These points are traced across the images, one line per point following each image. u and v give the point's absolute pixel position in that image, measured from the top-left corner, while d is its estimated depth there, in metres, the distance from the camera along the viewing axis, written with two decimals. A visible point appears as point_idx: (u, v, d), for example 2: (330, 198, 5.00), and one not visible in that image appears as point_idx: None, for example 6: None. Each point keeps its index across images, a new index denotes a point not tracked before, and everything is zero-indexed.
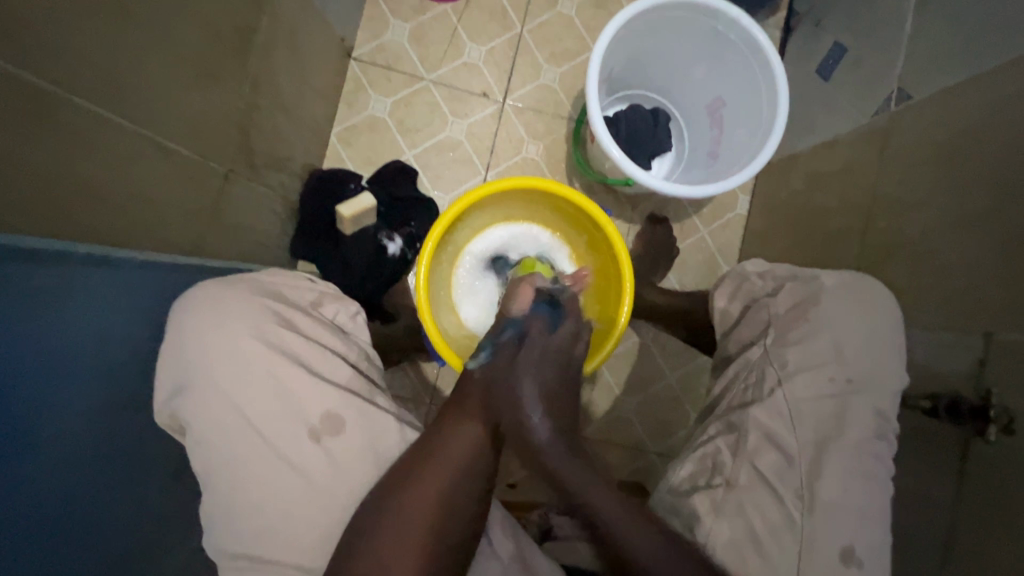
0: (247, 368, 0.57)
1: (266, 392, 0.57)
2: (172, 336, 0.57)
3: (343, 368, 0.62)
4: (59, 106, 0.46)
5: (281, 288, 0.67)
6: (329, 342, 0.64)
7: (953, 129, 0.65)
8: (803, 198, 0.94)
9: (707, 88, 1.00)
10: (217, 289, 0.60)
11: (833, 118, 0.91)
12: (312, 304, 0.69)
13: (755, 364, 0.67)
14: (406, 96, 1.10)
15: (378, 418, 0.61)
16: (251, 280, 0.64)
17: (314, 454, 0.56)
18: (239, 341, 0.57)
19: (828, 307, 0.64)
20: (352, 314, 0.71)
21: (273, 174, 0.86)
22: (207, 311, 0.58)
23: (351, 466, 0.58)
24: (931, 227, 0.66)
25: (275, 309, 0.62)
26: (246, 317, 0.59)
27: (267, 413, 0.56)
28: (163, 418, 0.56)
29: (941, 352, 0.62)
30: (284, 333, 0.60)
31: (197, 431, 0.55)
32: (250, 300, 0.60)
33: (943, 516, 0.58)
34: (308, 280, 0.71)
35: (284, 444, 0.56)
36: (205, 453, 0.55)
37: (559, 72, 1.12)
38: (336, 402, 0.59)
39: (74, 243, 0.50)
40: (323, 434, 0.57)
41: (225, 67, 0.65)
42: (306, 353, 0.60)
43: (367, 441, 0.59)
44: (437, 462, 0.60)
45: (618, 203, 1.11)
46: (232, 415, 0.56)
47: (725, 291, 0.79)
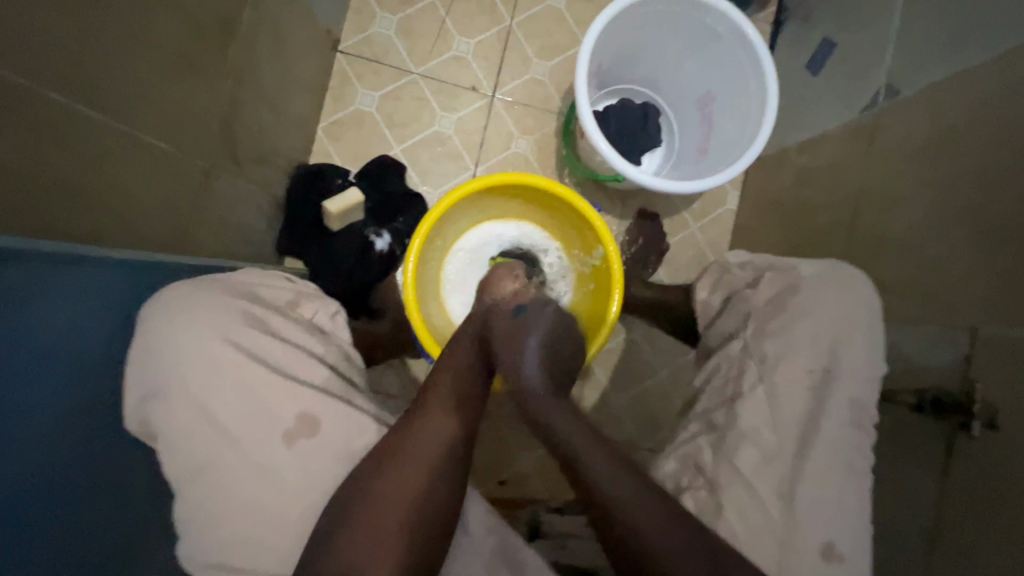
0: (214, 369, 0.55)
1: (236, 396, 0.55)
2: (140, 339, 0.55)
3: (319, 368, 0.60)
4: (32, 101, 0.44)
5: (256, 288, 0.65)
6: (305, 343, 0.62)
7: (941, 124, 0.65)
8: (791, 194, 0.94)
9: (695, 82, 1.00)
10: (189, 290, 0.58)
11: (822, 114, 0.91)
12: (288, 303, 0.67)
13: (736, 358, 0.66)
14: (393, 90, 1.08)
15: (357, 417, 0.58)
16: (225, 281, 0.63)
17: (289, 458, 0.54)
18: (209, 343, 0.55)
19: (807, 297, 0.64)
20: (331, 313, 0.70)
21: (257, 169, 0.85)
22: (179, 313, 0.56)
23: (326, 470, 0.55)
24: (917, 222, 0.66)
25: (249, 310, 0.60)
26: (217, 318, 0.57)
27: (240, 416, 0.54)
28: (134, 424, 0.54)
29: (928, 348, 0.63)
30: (257, 335, 0.58)
31: (169, 438, 0.53)
32: (221, 299, 0.59)
33: (928, 510, 0.58)
34: (285, 279, 0.70)
35: (256, 450, 0.54)
36: (178, 461, 0.53)
37: (548, 65, 1.11)
38: (312, 402, 0.56)
39: (47, 239, 0.48)
40: (298, 436, 0.55)
41: (206, 60, 0.63)
42: (277, 353, 0.58)
43: (344, 443, 0.57)
44: (409, 455, 0.57)
45: (608, 198, 1.10)
46: (202, 422, 0.54)
47: (705, 283, 0.79)
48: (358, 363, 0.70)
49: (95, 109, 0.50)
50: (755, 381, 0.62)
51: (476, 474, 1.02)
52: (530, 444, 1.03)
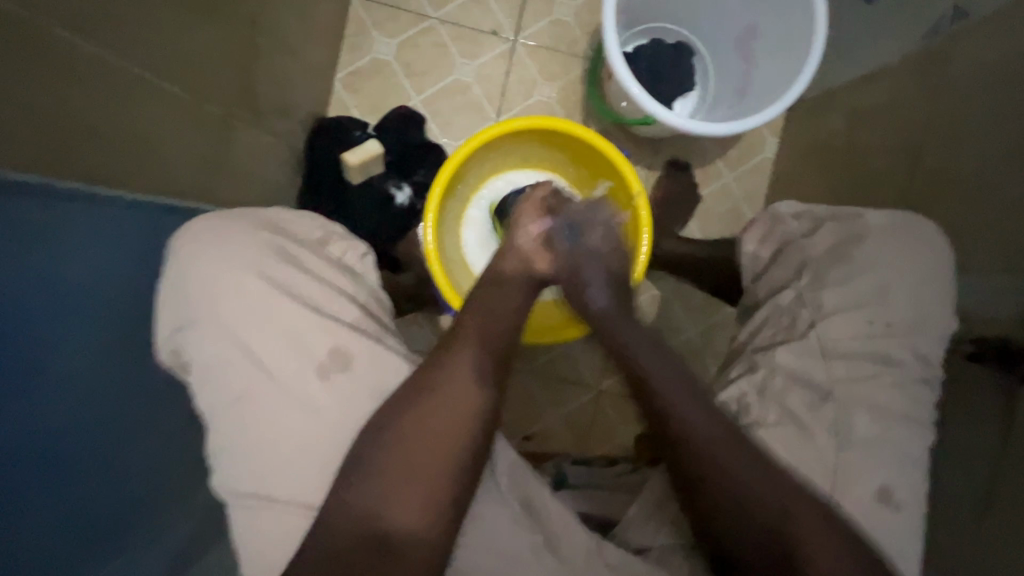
0: (246, 302, 0.55)
1: (269, 330, 0.54)
2: (175, 267, 0.55)
3: (351, 306, 0.58)
4: (40, 39, 0.42)
5: (286, 224, 0.63)
6: (338, 281, 0.61)
7: (1017, 47, 0.58)
8: (839, 137, 0.87)
9: (736, 17, 0.92)
10: (216, 224, 0.57)
11: (878, 47, 0.83)
12: (320, 241, 0.65)
13: (788, 308, 0.60)
14: (411, 36, 1.03)
15: (389, 357, 0.57)
16: (256, 214, 0.61)
17: (322, 393, 0.54)
18: (241, 274, 0.55)
19: (871, 249, 0.58)
20: (362, 255, 0.67)
21: (275, 120, 0.82)
22: (208, 245, 0.56)
23: (360, 404, 0.55)
24: (985, 160, 0.60)
25: (280, 245, 0.59)
26: (249, 251, 0.56)
27: (273, 349, 0.54)
28: (168, 353, 0.55)
29: (992, 297, 0.58)
30: (289, 270, 0.57)
31: (207, 367, 0.54)
32: (250, 232, 0.58)
33: (983, 466, 0.55)
34: (319, 217, 0.67)
35: (291, 382, 0.54)
36: (218, 389, 0.53)
37: (574, 5, 1.04)
38: (344, 338, 0.56)
39: (55, 178, 0.47)
40: (332, 370, 0.55)
41: (222, 2, 0.60)
42: (309, 289, 0.57)
43: (376, 379, 0.56)
44: (425, 400, 0.55)
45: (638, 148, 1.05)
46: (237, 352, 0.54)
47: (753, 234, 0.68)
48: (389, 305, 0.68)
49: (105, 50, 0.48)
50: (808, 331, 0.57)
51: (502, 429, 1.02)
52: (557, 400, 1.03)
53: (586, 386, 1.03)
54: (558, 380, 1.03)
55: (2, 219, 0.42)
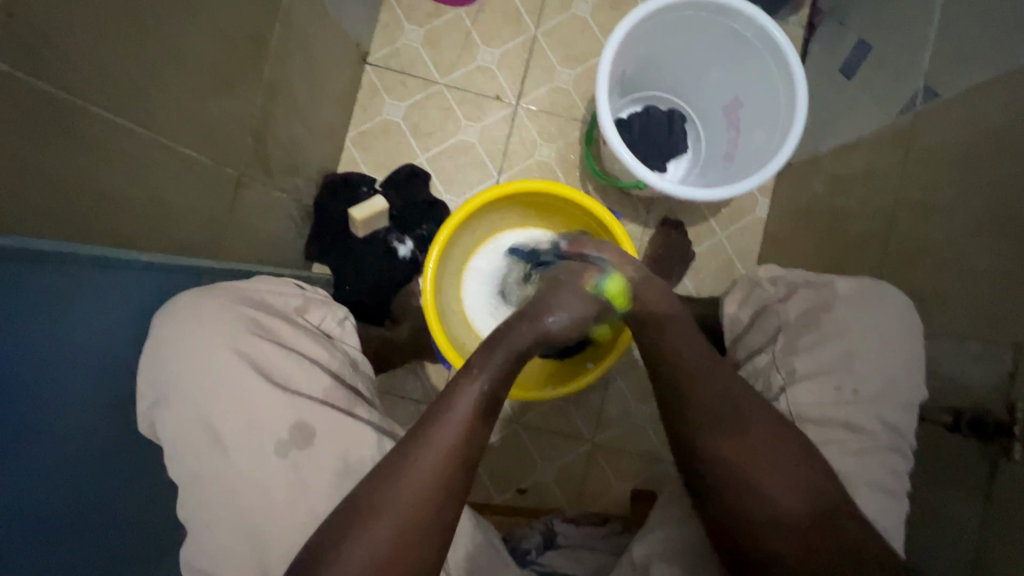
0: (219, 378, 0.56)
1: (237, 407, 0.55)
2: (149, 348, 0.56)
3: (320, 378, 0.61)
4: (69, 114, 0.46)
5: (265, 296, 0.66)
6: (311, 350, 0.64)
7: (982, 128, 0.62)
8: (824, 200, 0.91)
9: (723, 89, 0.98)
10: (197, 299, 0.59)
11: (858, 117, 0.87)
12: (297, 309, 0.69)
13: (762, 371, 0.63)
14: (419, 100, 1.10)
15: (353, 431, 0.59)
16: (235, 288, 0.64)
17: (281, 469, 0.55)
18: (214, 348, 0.56)
19: (840, 316, 0.60)
20: (339, 319, 0.72)
21: (287, 178, 0.88)
22: (182, 322, 0.57)
23: (321, 481, 0.55)
24: (957, 231, 0.63)
25: (256, 319, 0.61)
26: (222, 324, 0.58)
27: (240, 425, 0.55)
28: (146, 426, 0.55)
29: (968, 365, 0.59)
30: (260, 343, 0.59)
31: (175, 444, 0.54)
32: (228, 307, 0.60)
33: (969, 540, 0.54)
34: (295, 286, 0.72)
35: (249, 461, 0.54)
36: (183, 463, 0.54)
37: (572, 74, 1.11)
38: (308, 413, 0.57)
39: (84, 245, 0.51)
40: (292, 447, 0.56)
41: (236, 74, 0.66)
42: (281, 363, 0.59)
43: (339, 455, 0.57)
44: (400, 476, 0.52)
45: (632, 206, 1.09)
46: (204, 429, 0.54)
47: (733, 297, 0.72)
48: (363, 369, 0.71)
49: (129, 122, 0.53)
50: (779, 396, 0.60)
51: (495, 481, 1.02)
52: (550, 454, 1.02)
53: (579, 440, 1.03)
54: (552, 432, 1.03)
55: (30, 287, 0.45)
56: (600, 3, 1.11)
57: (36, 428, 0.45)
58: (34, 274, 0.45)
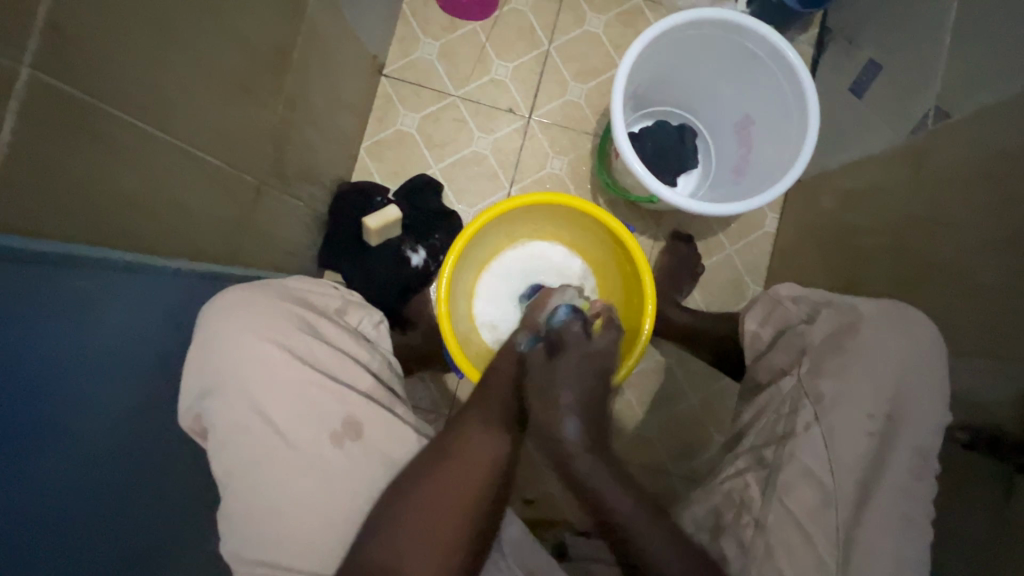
0: (268, 369, 0.56)
1: (285, 399, 0.56)
2: (202, 339, 0.57)
3: (365, 375, 0.62)
4: (103, 120, 0.47)
5: (309, 295, 0.68)
6: (352, 349, 0.64)
7: (994, 148, 0.63)
8: (834, 217, 0.91)
9: (734, 105, 0.99)
10: (246, 293, 0.61)
11: (868, 135, 0.88)
12: (337, 310, 0.70)
13: (788, 394, 0.64)
14: (434, 111, 1.12)
15: (399, 427, 0.60)
16: (279, 285, 0.65)
17: (336, 457, 0.55)
18: (264, 341, 0.57)
19: (868, 338, 0.60)
20: (375, 322, 0.73)
21: (303, 186, 0.89)
22: (237, 314, 0.58)
23: (369, 474, 0.56)
24: (970, 249, 0.63)
25: (302, 316, 0.62)
26: (274, 318, 0.59)
27: (289, 417, 0.55)
28: (188, 419, 0.57)
29: (982, 382, 0.59)
30: (309, 338, 0.60)
31: (226, 434, 0.54)
32: (277, 302, 0.61)
33: (984, 560, 0.54)
34: (332, 287, 0.73)
35: (305, 450, 0.55)
36: (234, 453, 0.54)
37: (584, 88, 1.13)
38: (357, 407, 0.58)
39: (115, 250, 0.52)
40: (345, 438, 0.56)
41: (259, 84, 0.67)
42: (327, 358, 0.60)
43: (386, 450, 0.58)
44: (450, 463, 0.57)
45: (642, 218, 1.10)
46: (257, 419, 0.55)
47: (756, 315, 0.75)
48: (399, 371, 0.72)
49: (160, 129, 0.54)
50: (810, 423, 0.59)
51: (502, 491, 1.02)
52: None
53: None
54: None
55: (59, 288, 0.46)
56: (613, 19, 1.13)
57: (62, 429, 0.45)
58: (65, 277, 0.46)
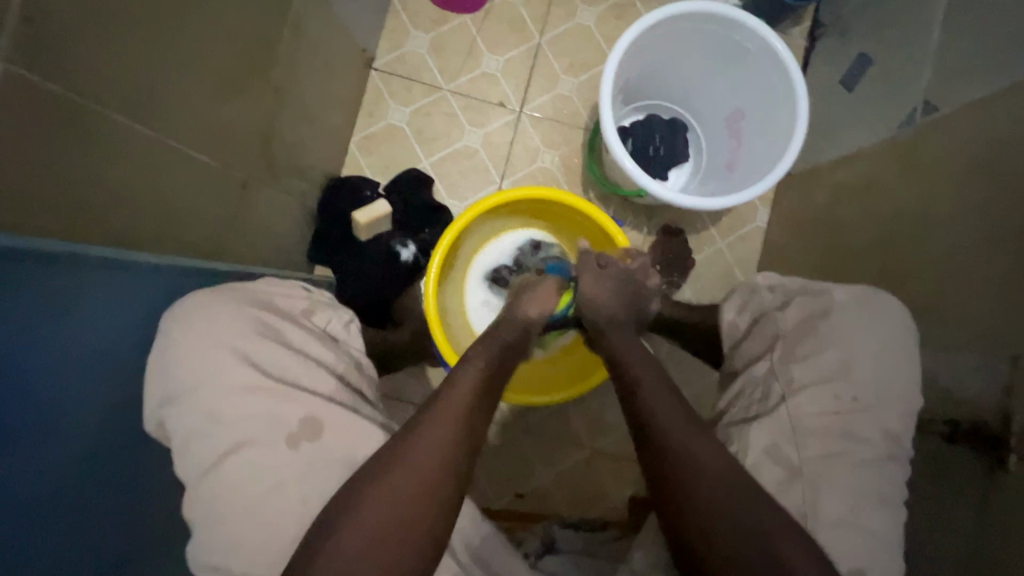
0: (227, 374, 0.56)
1: (244, 403, 0.56)
2: (161, 344, 0.57)
3: (327, 378, 0.61)
4: (82, 115, 0.47)
5: (273, 298, 0.67)
6: (318, 352, 0.64)
7: (981, 142, 0.63)
8: (824, 211, 0.92)
9: (725, 99, 0.99)
10: (208, 298, 0.60)
11: (859, 130, 0.88)
12: (304, 311, 0.69)
13: (761, 380, 0.63)
14: (424, 105, 1.11)
15: (365, 428, 0.59)
16: (243, 289, 0.65)
17: (292, 467, 0.55)
18: (223, 347, 0.57)
19: (839, 324, 0.61)
20: (344, 322, 0.72)
21: (292, 181, 0.88)
22: (192, 317, 0.58)
23: (327, 476, 0.56)
24: (956, 243, 0.64)
25: (264, 320, 0.62)
26: (233, 323, 0.59)
27: (247, 423, 0.55)
28: (152, 425, 0.55)
29: (964, 376, 0.59)
30: (267, 342, 0.60)
31: (187, 441, 0.55)
32: (238, 306, 0.61)
33: (962, 551, 0.55)
34: (302, 290, 0.72)
35: (262, 457, 0.55)
36: (194, 460, 0.55)
37: (575, 82, 1.12)
38: (317, 410, 0.58)
39: (92, 246, 0.51)
40: (302, 439, 0.56)
41: (245, 78, 0.67)
42: (289, 361, 0.60)
43: (345, 452, 0.57)
44: (410, 455, 0.55)
45: (632, 213, 1.10)
46: (215, 427, 0.55)
47: (732, 304, 0.73)
48: (369, 372, 0.72)
49: (144, 125, 0.54)
50: (779, 404, 0.59)
51: (492, 485, 1.02)
52: (550, 459, 1.03)
53: (578, 445, 1.03)
54: (550, 436, 1.03)
55: (37, 288, 0.45)
56: (604, 12, 1.13)
57: (43, 426, 0.46)
58: (36, 274, 0.45)
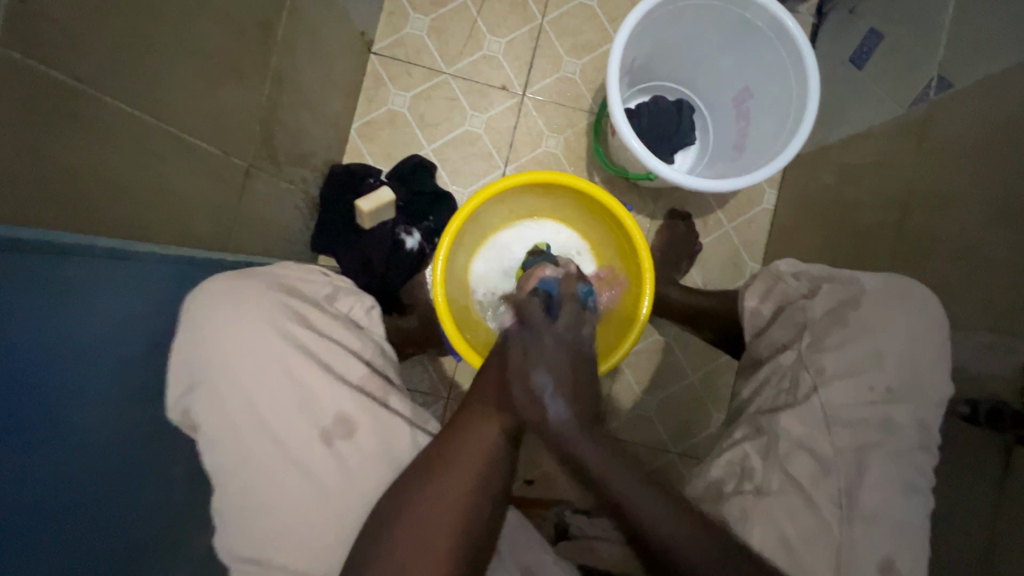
0: (259, 363, 0.55)
1: (276, 395, 0.55)
2: (186, 333, 0.55)
3: (359, 367, 0.61)
4: (80, 100, 0.45)
5: (296, 284, 0.66)
6: (344, 339, 0.64)
7: (998, 118, 0.61)
8: (834, 191, 0.90)
9: (733, 78, 0.97)
10: (233, 284, 0.59)
11: (869, 108, 0.86)
12: (327, 298, 0.69)
13: (788, 369, 0.64)
14: (425, 90, 1.09)
15: (393, 421, 0.59)
16: (267, 275, 0.64)
17: (326, 457, 0.55)
18: (255, 335, 0.56)
19: (871, 312, 0.60)
20: (367, 309, 0.71)
21: (293, 169, 0.87)
22: (220, 308, 0.56)
23: (364, 469, 0.56)
24: (972, 220, 0.63)
25: (290, 306, 0.61)
26: (262, 312, 0.58)
27: (281, 415, 0.55)
28: (178, 413, 0.55)
29: (983, 356, 0.58)
30: (302, 330, 0.59)
31: (216, 433, 0.54)
32: (266, 292, 0.60)
33: (983, 531, 0.55)
34: (322, 275, 0.72)
35: (299, 448, 0.55)
36: (224, 451, 0.54)
37: (579, 63, 1.10)
38: (349, 402, 0.58)
39: (96, 237, 0.50)
40: (337, 435, 0.56)
41: (244, 62, 0.65)
42: (320, 349, 0.59)
43: (383, 444, 0.58)
44: (454, 461, 0.57)
45: (638, 196, 1.09)
46: (247, 417, 0.54)
47: (755, 291, 0.74)
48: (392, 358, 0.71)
49: (142, 110, 0.52)
50: (808, 394, 0.59)
51: None
52: None
53: None
54: None
55: (39, 280, 0.44)
56: None
57: (56, 418, 0.45)
58: (38, 264, 0.44)
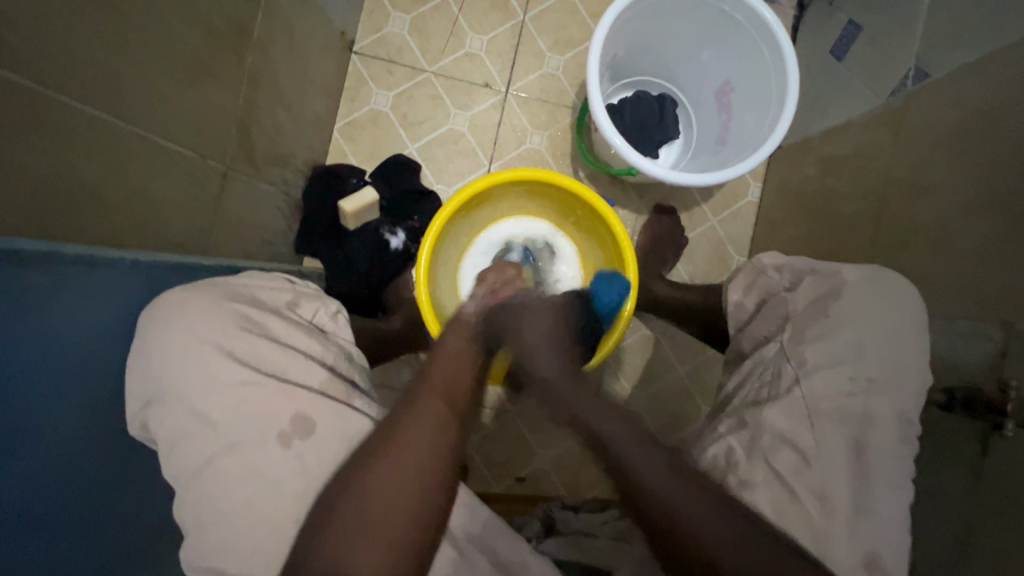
0: (209, 372, 0.54)
1: (229, 401, 0.54)
2: (137, 348, 0.55)
3: (316, 371, 0.60)
4: (46, 105, 0.44)
5: (255, 291, 0.65)
6: (305, 344, 0.63)
7: (975, 106, 0.62)
8: (815, 183, 0.91)
9: (714, 71, 0.97)
10: (184, 295, 0.58)
11: (849, 100, 0.87)
12: (289, 304, 0.68)
13: (771, 361, 0.64)
14: (407, 88, 1.09)
15: (353, 422, 0.58)
16: (223, 284, 0.63)
17: (284, 462, 0.54)
18: (204, 346, 0.55)
19: (846, 302, 0.61)
20: (332, 314, 0.71)
21: (273, 170, 0.86)
22: (167, 320, 0.56)
23: (329, 470, 0.55)
24: (948, 210, 0.63)
25: (245, 313, 0.60)
26: (212, 321, 0.57)
27: (235, 422, 0.54)
28: (137, 429, 0.54)
29: (960, 343, 0.59)
30: (252, 337, 0.58)
31: (170, 442, 0.53)
32: (216, 302, 0.59)
33: (960, 518, 0.55)
34: (285, 282, 0.71)
35: (250, 454, 0.53)
36: (177, 463, 0.53)
37: (561, 60, 1.10)
38: (306, 405, 0.56)
39: (63, 244, 0.49)
40: (293, 438, 0.55)
41: (219, 64, 0.64)
42: (275, 355, 0.59)
43: (341, 449, 0.56)
44: (397, 447, 0.55)
45: (624, 192, 1.09)
46: (198, 426, 0.53)
47: (739, 284, 0.74)
48: (360, 364, 0.70)
49: (113, 116, 0.51)
50: (783, 378, 0.59)
51: (492, 471, 1.02)
52: (549, 442, 1.03)
53: (577, 428, 1.03)
54: (548, 420, 1.03)
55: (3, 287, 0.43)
56: None
57: (22, 431, 0.44)
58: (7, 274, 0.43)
